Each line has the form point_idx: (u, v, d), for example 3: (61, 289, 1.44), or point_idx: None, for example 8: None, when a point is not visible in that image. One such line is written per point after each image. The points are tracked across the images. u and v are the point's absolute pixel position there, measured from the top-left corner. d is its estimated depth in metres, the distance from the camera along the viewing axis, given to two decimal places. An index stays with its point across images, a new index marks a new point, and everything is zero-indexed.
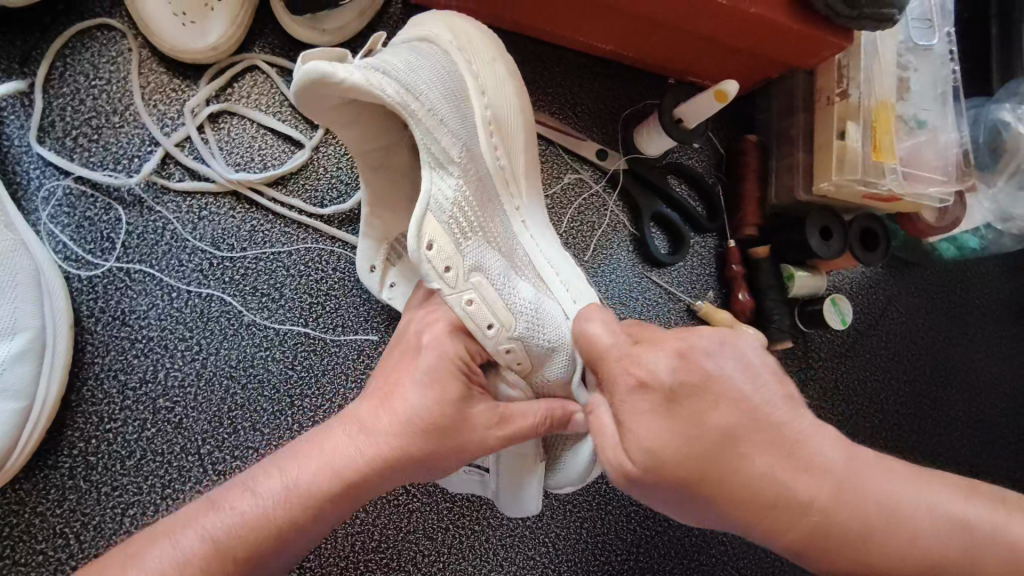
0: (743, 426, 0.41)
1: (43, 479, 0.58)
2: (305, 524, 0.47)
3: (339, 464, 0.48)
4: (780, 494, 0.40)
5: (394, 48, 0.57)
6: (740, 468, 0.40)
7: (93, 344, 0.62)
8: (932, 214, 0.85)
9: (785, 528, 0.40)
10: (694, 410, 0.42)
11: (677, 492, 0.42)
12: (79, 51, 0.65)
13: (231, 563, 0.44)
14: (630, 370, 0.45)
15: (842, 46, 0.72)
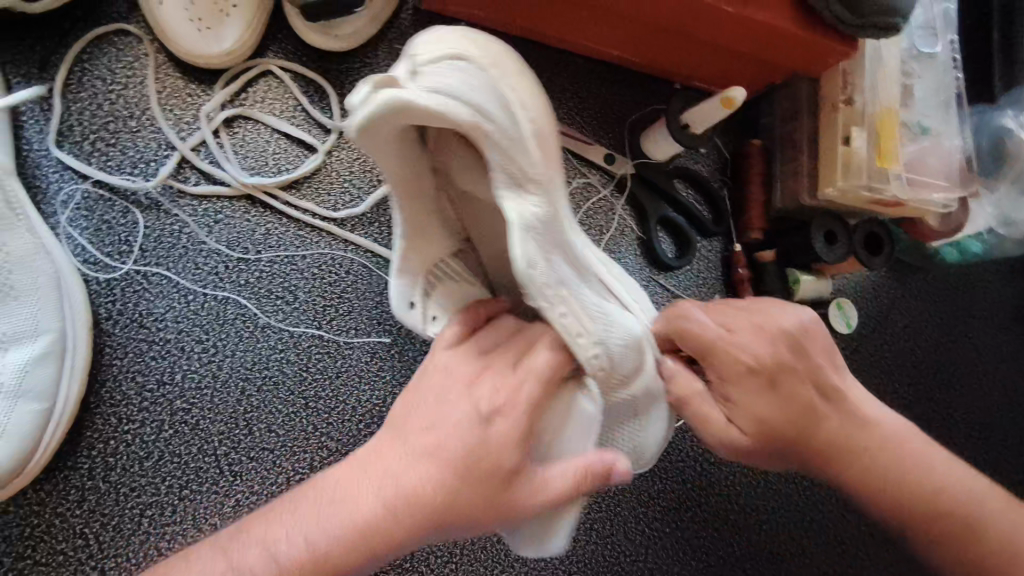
0: (818, 398, 0.57)
1: (63, 480, 0.59)
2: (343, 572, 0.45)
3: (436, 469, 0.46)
4: (851, 444, 0.56)
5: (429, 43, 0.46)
6: (826, 426, 0.56)
7: (111, 347, 0.63)
8: (935, 219, 0.87)
9: (844, 470, 0.57)
10: (790, 385, 0.57)
11: (790, 450, 0.57)
12: (97, 57, 0.66)
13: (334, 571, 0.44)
14: (734, 353, 0.56)
15: (847, 53, 0.73)
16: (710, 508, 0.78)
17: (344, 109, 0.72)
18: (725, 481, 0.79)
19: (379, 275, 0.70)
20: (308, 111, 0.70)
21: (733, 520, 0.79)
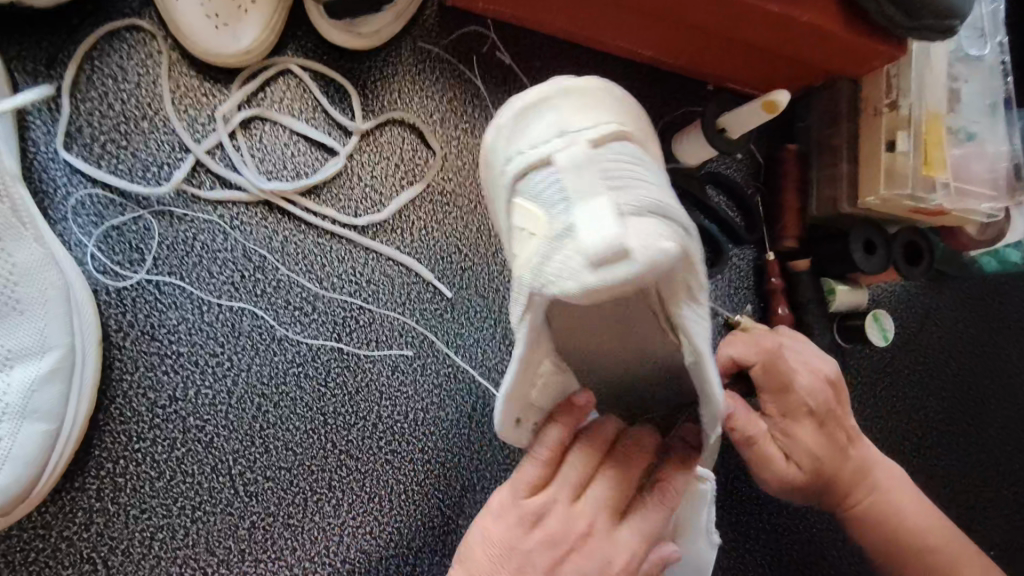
0: (846, 442, 0.65)
1: (69, 502, 0.56)
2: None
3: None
4: (865, 481, 0.65)
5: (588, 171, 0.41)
6: (851, 463, 0.65)
7: (121, 361, 0.60)
8: (975, 227, 0.83)
9: (852, 504, 0.65)
10: (834, 426, 0.65)
11: (822, 483, 0.65)
12: (107, 54, 0.62)
13: None
14: (802, 395, 0.64)
15: (894, 56, 0.70)
16: (742, 529, 0.74)
17: (366, 111, 0.69)
18: (758, 501, 0.76)
19: (401, 285, 0.67)
20: (328, 112, 0.68)
21: (766, 542, 0.75)
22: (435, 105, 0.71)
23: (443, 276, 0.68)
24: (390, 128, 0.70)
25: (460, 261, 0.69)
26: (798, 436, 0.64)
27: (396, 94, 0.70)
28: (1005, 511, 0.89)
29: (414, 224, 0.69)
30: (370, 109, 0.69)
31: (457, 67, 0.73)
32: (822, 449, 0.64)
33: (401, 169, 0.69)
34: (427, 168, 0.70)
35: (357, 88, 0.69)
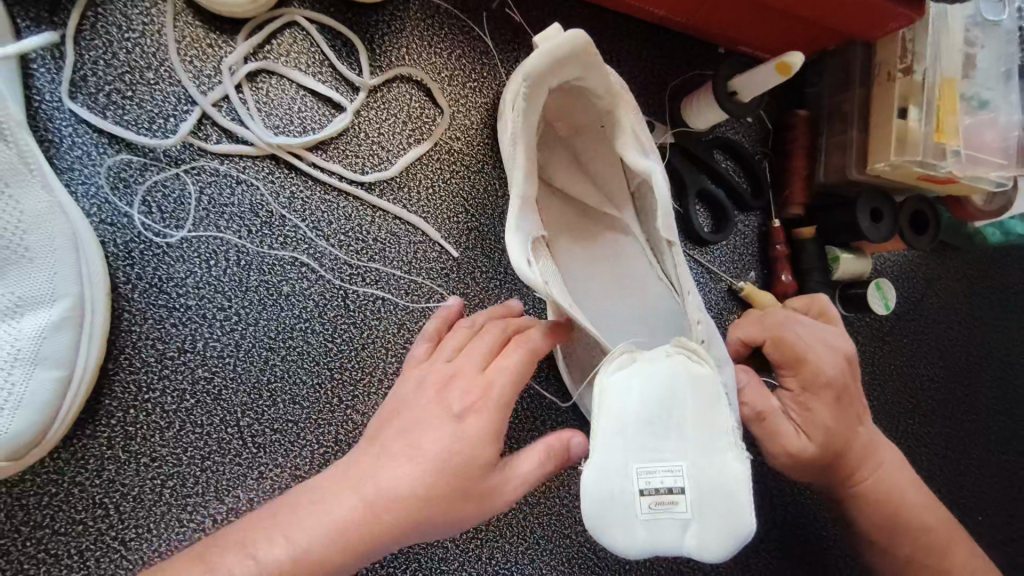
0: (856, 421, 0.65)
1: (81, 449, 0.57)
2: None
3: (340, 515, 0.46)
4: (871, 457, 0.66)
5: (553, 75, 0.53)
6: (860, 440, 0.65)
7: (130, 312, 0.60)
8: (981, 197, 0.83)
9: (857, 479, 0.66)
10: (849, 404, 0.64)
11: (834, 461, 0.64)
12: (111, 1, 0.61)
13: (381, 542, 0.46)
14: (821, 372, 0.63)
15: (912, 18, 0.69)
16: None
17: (373, 66, 0.68)
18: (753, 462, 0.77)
19: (408, 244, 0.67)
20: (335, 67, 0.67)
21: (761, 502, 0.77)
22: (443, 62, 0.71)
23: (449, 235, 0.68)
24: (397, 84, 0.69)
25: (466, 221, 0.69)
26: (813, 412, 0.63)
27: (404, 49, 0.69)
28: (996, 479, 0.90)
29: (420, 182, 0.68)
30: (378, 64, 0.68)
31: (466, 24, 0.72)
32: (837, 425, 0.63)
33: (409, 126, 0.69)
34: (434, 126, 0.70)
35: (365, 43, 0.68)
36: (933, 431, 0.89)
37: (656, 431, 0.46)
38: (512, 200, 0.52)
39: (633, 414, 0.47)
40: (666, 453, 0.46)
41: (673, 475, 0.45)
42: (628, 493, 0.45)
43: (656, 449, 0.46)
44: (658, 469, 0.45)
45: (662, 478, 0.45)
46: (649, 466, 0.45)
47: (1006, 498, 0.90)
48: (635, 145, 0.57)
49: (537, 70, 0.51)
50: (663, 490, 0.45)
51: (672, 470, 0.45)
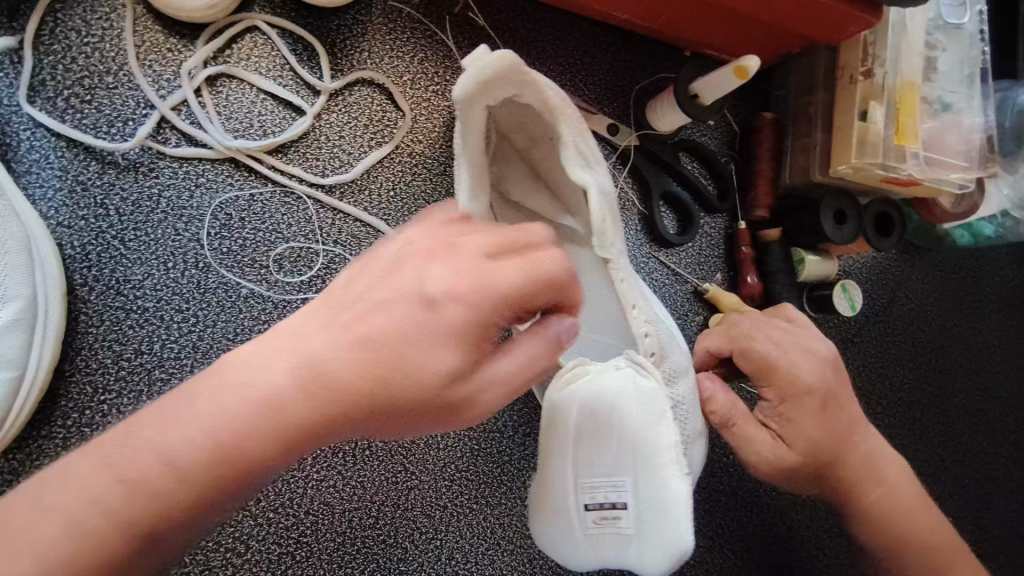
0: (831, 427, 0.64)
1: (36, 449, 0.57)
2: (230, 481, 0.39)
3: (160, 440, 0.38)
4: (846, 463, 0.65)
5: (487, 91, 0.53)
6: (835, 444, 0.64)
7: (87, 315, 0.60)
8: (950, 200, 0.83)
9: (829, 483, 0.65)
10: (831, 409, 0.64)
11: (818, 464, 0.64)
12: (71, 7, 0.62)
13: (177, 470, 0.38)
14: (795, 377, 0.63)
15: (870, 22, 0.69)
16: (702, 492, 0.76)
17: (334, 70, 0.69)
18: (717, 464, 0.77)
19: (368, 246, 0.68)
20: (295, 71, 0.67)
21: (728, 505, 0.76)
22: (406, 66, 0.71)
23: None
24: (358, 88, 0.69)
25: None
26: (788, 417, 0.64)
27: (365, 53, 0.70)
28: (972, 482, 0.89)
29: (381, 185, 0.69)
30: (339, 68, 0.69)
31: (429, 28, 0.72)
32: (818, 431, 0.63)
33: (370, 129, 0.69)
34: (396, 129, 0.70)
35: (326, 47, 0.69)
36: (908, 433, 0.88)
37: (599, 453, 0.53)
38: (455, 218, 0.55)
39: (580, 438, 0.54)
40: (608, 472, 0.52)
41: (614, 492, 0.52)
42: (575, 508, 0.54)
43: (599, 469, 0.53)
44: (602, 486, 0.52)
45: (604, 494, 0.52)
46: (595, 482, 0.53)
47: (981, 502, 0.89)
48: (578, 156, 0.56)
49: (464, 95, 0.52)
50: (606, 507, 0.52)
51: (614, 487, 0.52)
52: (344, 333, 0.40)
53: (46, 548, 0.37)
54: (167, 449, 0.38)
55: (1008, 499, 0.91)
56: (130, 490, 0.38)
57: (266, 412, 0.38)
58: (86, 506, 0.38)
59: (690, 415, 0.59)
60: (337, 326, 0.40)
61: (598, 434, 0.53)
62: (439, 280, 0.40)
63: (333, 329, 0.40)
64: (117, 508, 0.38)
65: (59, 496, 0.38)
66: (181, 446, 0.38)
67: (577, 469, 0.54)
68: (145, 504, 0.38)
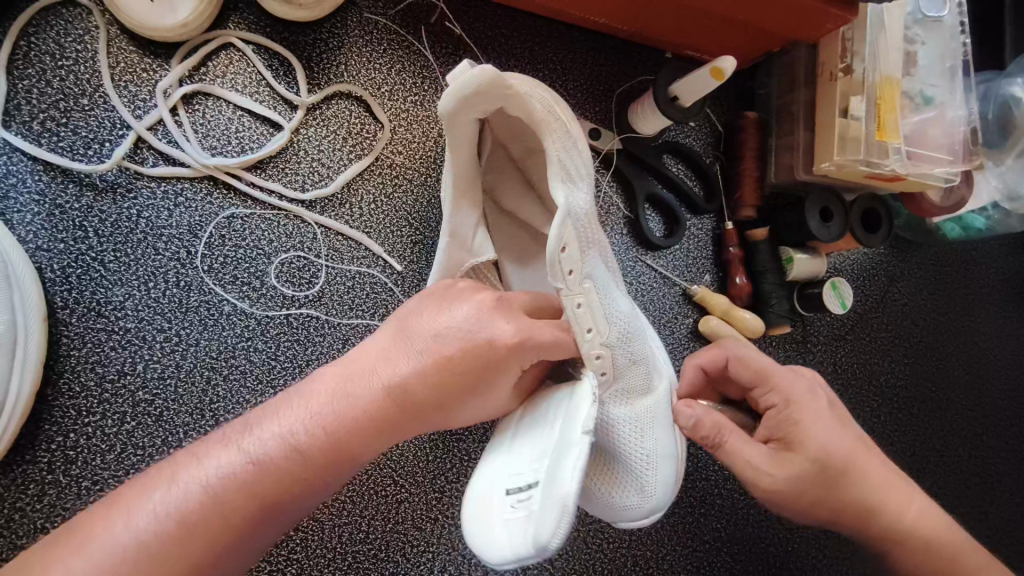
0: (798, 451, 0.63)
1: (22, 474, 0.57)
2: (293, 497, 0.46)
3: (185, 502, 0.42)
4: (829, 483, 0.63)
5: (476, 105, 0.51)
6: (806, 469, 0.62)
7: (69, 337, 0.60)
8: (937, 194, 0.81)
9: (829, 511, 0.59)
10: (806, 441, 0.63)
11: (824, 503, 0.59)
12: (44, 30, 0.62)
13: (205, 527, 0.42)
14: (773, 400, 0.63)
15: (847, 19, 0.68)
16: (697, 494, 0.76)
17: (312, 84, 0.69)
18: (710, 467, 0.77)
19: (350, 258, 0.67)
20: (272, 86, 0.67)
21: (722, 507, 0.76)
22: (383, 77, 0.71)
23: (393, 250, 0.69)
24: (336, 101, 0.69)
25: (410, 234, 0.69)
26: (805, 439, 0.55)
27: (342, 66, 0.70)
28: (969, 477, 0.89)
29: (362, 198, 0.69)
30: (316, 82, 0.69)
31: (406, 39, 0.72)
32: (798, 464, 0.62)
33: (349, 142, 0.69)
34: (375, 141, 0.70)
35: (302, 61, 0.69)
36: (905, 428, 0.87)
37: (536, 446, 0.50)
38: (442, 234, 0.57)
39: (527, 440, 0.52)
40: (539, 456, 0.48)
41: (533, 472, 0.46)
42: (495, 494, 0.48)
43: (529, 459, 0.49)
44: (528, 470, 0.47)
45: (526, 476, 0.47)
46: (523, 467, 0.48)
47: (978, 496, 0.88)
48: (560, 172, 0.54)
49: (450, 112, 0.51)
50: (523, 488, 0.46)
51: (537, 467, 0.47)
52: (382, 379, 0.47)
53: (141, 567, 0.40)
54: (252, 464, 0.44)
55: (1008, 491, 0.90)
56: (211, 507, 0.43)
57: (329, 432, 0.46)
58: (167, 526, 0.42)
59: (657, 430, 0.58)
60: (378, 371, 0.48)
61: (541, 433, 0.52)
62: (454, 324, 0.48)
63: (372, 381, 0.47)
64: (202, 525, 0.42)
65: (143, 522, 0.41)
66: (262, 461, 0.44)
67: (515, 460, 0.50)
68: (223, 519, 0.43)
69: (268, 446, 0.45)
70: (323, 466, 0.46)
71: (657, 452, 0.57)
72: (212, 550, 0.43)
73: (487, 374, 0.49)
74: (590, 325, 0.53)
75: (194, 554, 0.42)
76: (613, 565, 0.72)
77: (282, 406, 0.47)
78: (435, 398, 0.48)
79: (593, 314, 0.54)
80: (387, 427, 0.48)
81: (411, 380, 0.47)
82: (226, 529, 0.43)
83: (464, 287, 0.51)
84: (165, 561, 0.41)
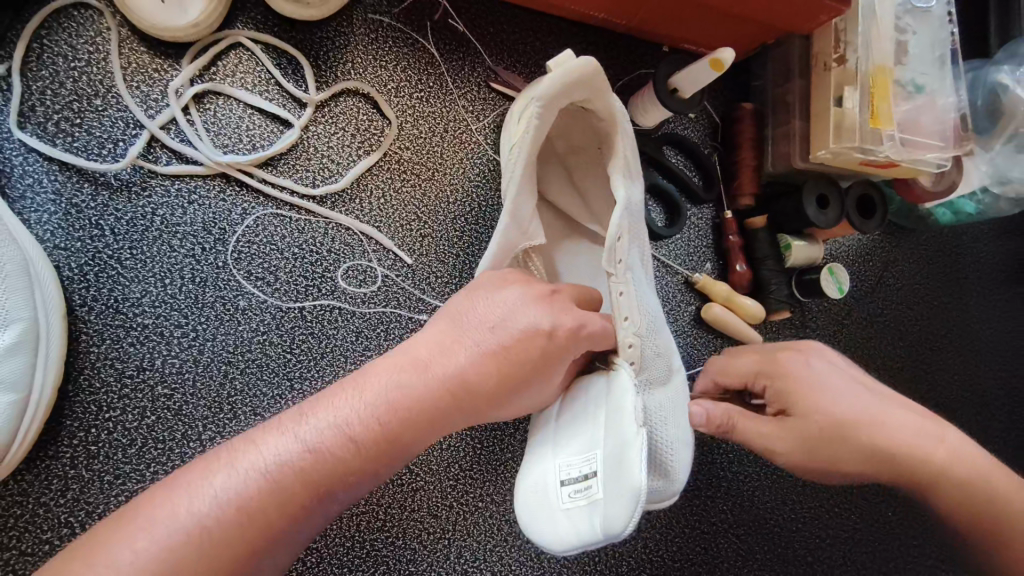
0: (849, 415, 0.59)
1: (44, 470, 0.58)
2: (344, 488, 0.47)
3: (242, 494, 0.43)
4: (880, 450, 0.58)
5: (568, 92, 0.55)
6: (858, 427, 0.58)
7: (87, 335, 0.61)
8: (929, 179, 0.84)
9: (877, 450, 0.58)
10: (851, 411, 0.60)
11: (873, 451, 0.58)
12: (56, 32, 0.63)
13: (259, 516, 0.44)
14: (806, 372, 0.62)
15: (840, 10, 0.70)
16: (702, 477, 0.77)
17: (320, 83, 0.70)
18: (715, 450, 0.78)
19: (361, 253, 0.69)
20: (281, 85, 0.68)
21: (728, 488, 0.78)
22: (389, 74, 0.72)
23: (402, 243, 0.70)
24: (344, 98, 0.71)
25: (418, 229, 0.71)
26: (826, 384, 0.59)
27: (349, 64, 0.71)
28: None
29: (371, 193, 0.70)
30: (324, 79, 0.70)
31: (410, 36, 0.73)
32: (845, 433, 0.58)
33: (358, 139, 0.70)
34: (383, 137, 0.71)
35: (310, 60, 0.70)
36: None
37: (577, 436, 0.54)
38: (503, 213, 0.57)
39: (567, 427, 0.57)
40: (585, 449, 0.52)
41: (586, 464, 0.51)
42: (551, 485, 0.53)
43: (574, 449, 0.53)
44: (576, 462, 0.52)
45: (577, 468, 0.52)
46: (569, 460, 0.53)
47: None
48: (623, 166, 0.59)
49: (548, 93, 0.54)
50: (578, 479, 0.51)
51: (586, 459, 0.52)
52: (442, 374, 0.49)
53: (203, 548, 0.42)
54: (308, 452, 0.45)
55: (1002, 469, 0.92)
56: (269, 494, 0.44)
57: (384, 423, 0.47)
58: (227, 510, 0.43)
59: (672, 416, 0.58)
60: (434, 366, 0.49)
61: (578, 420, 0.56)
62: (506, 314, 0.51)
63: (429, 373, 0.49)
64: (258, 510, 0.43)
65: (205, 503, 0.43)
66: (318, 450, 0.46)
67: (559, 451, 0.55)
68: (277, 505, 0.44)
69: (324, 436, 0.46)
70: (375, 458, 0.47)
71: (679, 436, 0.58)
72: (265, 539, 0.44)
73: (536, 361, 0.51)
74: (626, 314, 0.57)
75: (248, 540, 0.43)
76: (623, 547, 0.74)
77: (336, 396, 0.49)
78: (488, 386, 0.50)
79: (632, 303, 0.57)
80: (442, 420, 0.49)
81: (469, 371, 0.49)
82: (281, 515, 0.44)
83: (519, 279, 0.55)
84: (222, 545, 0.42)
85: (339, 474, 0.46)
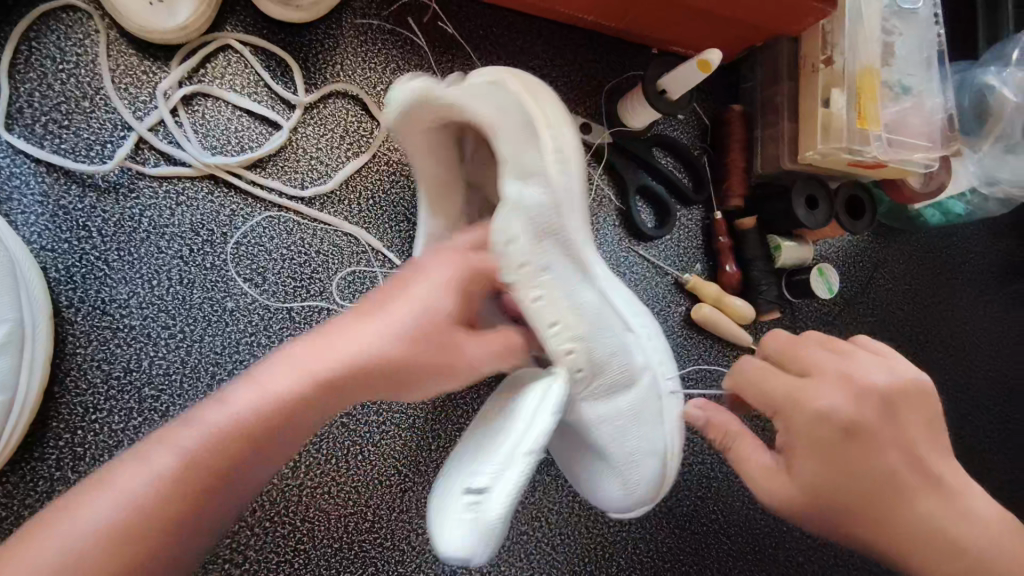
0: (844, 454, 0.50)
1: (30, 472, 0.57)
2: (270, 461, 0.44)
3: (155, 481, 0.40)
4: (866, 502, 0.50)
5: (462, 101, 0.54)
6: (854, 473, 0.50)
7: (74, 336, 0.61)
8: (918, 180, 0.84)
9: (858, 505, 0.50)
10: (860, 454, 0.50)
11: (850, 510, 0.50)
12: (44, 34, 0.64)
13: (175, 505, 0.40)
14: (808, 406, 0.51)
15: (826, 12, 0.71)
16: (693, 478, 0.77)
17: (309, 85, 0.70)
18: (706, 451, 0.78)
19: (350, 255, 0.69)
20: (270, 87, 0.69)
21: (718, 489, 0.78)
22: (378, 76, 0.72)
23: (391, 245, 0.70)
24: (333, 100, 0.71)
25: (408, 230, 0.71)
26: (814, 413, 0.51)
27: (338, 66, 0.71)
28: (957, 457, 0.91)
29: (360, 195, 0.70)
30: (313, 81, 0.70)
31: (400, 38, 0.74)
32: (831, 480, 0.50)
33: (346, 141, 0.71)
34: (372, 138, 0.71)
35: (299, 62, 0.70)
36: None
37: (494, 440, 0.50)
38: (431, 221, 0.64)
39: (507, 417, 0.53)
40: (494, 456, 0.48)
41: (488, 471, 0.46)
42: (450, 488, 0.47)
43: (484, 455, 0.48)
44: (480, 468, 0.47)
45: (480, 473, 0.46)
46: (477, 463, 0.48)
47: None
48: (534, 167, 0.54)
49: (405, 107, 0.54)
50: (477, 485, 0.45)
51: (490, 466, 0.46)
52: (368, 344, 0.46)
53: (112, 545, 0.38)
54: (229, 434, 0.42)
55: (994, 470, 0.92)
56: (182, 481, 0.41)
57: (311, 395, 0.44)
58: (140, 502, 0.40)
59: (636, 430, 0.60)
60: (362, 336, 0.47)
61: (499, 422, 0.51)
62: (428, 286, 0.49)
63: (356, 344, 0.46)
64: (170, 500, 0.40)
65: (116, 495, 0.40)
66: (239, 430, 0.42)
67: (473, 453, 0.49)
68: (191, 493, 0.41)
69: (246, 409, 0.43)
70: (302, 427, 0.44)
71: (641, 448, 0.60)
72: (182, 526, 0.41)
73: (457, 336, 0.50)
74: (554, 318, 0.55)
75: (163, 530, 0.40)
76: (614, 548, 0.74)
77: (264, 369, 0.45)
78: (416, 357, 0.47)
79: (557, 309, 0.55)
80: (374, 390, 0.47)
81: (398, 342, 0.47)
82: (199, 501, 0.41)
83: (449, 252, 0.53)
84: (132, 538, 0.39)
85: (262, 448, 0.43)
